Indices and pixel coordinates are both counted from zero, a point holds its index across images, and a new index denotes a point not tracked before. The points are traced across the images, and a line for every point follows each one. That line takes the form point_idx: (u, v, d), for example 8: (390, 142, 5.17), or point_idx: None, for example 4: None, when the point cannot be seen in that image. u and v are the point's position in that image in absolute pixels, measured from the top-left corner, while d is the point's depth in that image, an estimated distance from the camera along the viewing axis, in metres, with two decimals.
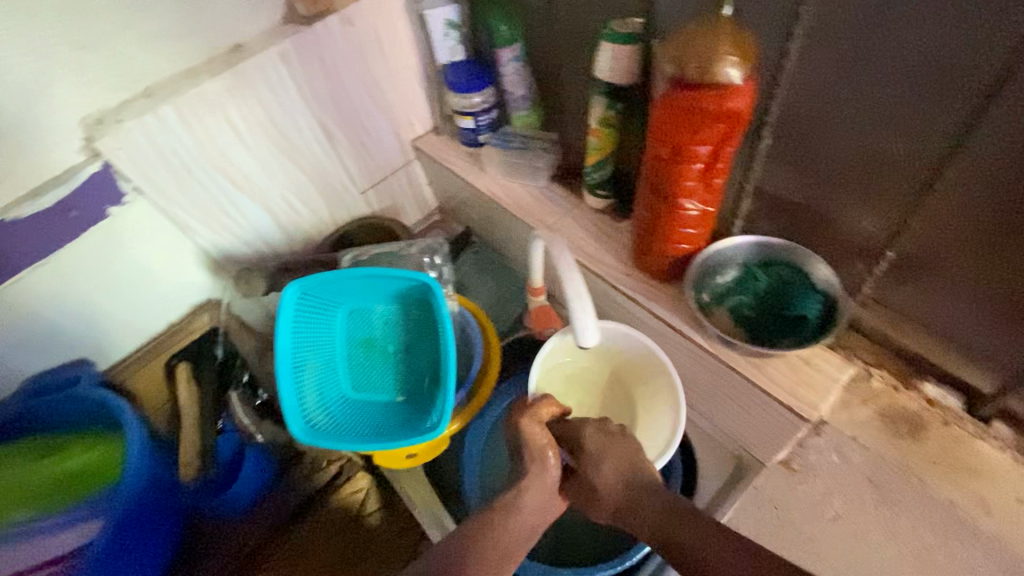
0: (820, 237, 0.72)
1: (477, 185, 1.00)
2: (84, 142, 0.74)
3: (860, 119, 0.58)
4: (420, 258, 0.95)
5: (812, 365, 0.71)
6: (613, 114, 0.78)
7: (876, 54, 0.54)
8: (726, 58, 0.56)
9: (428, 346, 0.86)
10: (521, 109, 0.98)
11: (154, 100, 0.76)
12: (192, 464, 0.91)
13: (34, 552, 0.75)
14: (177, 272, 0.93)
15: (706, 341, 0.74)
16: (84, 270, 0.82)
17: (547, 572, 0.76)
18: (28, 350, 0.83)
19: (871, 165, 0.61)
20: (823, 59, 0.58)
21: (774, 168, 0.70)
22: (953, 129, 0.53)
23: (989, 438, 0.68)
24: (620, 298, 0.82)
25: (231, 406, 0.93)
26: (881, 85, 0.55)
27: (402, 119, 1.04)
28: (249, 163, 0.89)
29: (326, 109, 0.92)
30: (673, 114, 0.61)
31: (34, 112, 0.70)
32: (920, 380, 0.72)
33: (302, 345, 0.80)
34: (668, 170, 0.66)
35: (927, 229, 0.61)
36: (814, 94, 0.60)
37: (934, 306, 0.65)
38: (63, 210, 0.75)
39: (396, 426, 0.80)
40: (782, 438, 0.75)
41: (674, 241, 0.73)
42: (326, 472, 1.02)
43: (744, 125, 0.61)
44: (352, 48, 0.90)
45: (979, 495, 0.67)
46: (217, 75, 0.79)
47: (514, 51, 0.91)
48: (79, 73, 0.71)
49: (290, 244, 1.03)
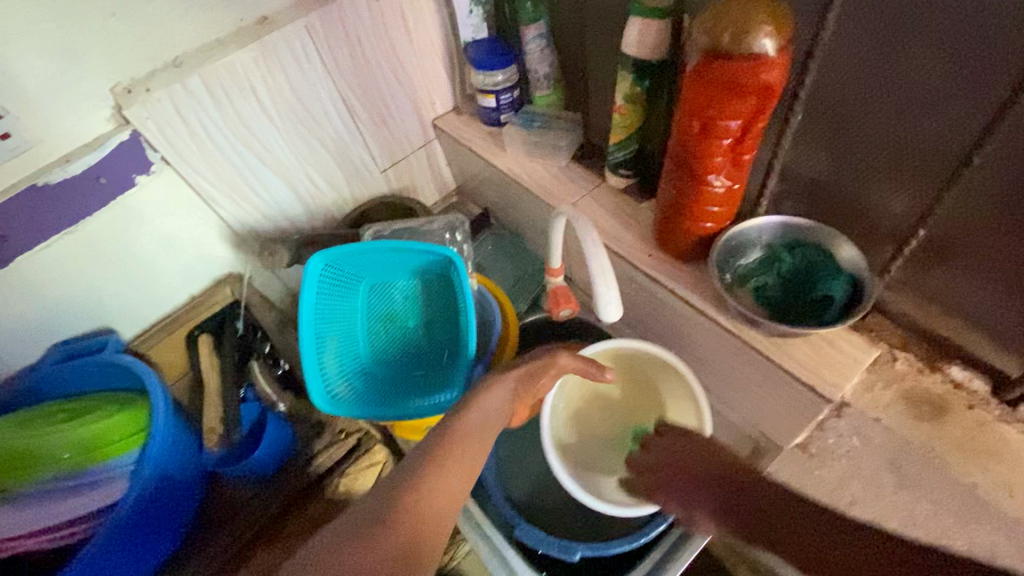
0: (847, 219, 0.71)
1: (497, 164, 1.00)
2: (114, 110, 0.75)
3: (895, 95, 0.57)
4: (441, 234, 0.96)
5: (835, 347, 0.70)
6: (638, 91, 0.78)
7: (914, 27, 0.53)
8: (761, 29, 0.56)
9: (448, 321, 0.87)
10: (543, 88, 0.99)
11: (182, 71, 0.77)
12: (217, 429, 0.91)
13: (64, 508, 0.77)
14: (201, 244, 0.94)
15: (728, 321, 0.73)
16: (112, 237, 0.83)
17: (563, 546, 0.75)
18: (56, 317, 0.84)
19: (903, 144, 0.60)
20: (859, 32, 0.57)
21: (801, 147, 0.69)
22: (992, 104, 0.52)
23: (1015, 423, 0.67)
24: (641, 278, 0.82)
25: (255, 376, 0.95)
26: (919, 59, 0.54)
27: (424, 96, 1.04)
28: (273, 137, 0.90)
29: (349, 85, 0.93)
30: (705, 87, 0.60)
31: (67, 78, 0.70)
32: (945, 363, 0.71)
33: (326, 316, 0.81)
34: (696, 145, 0.66)
35: (958, 210, 0.60)
36: (847, 69, 0.59)
37: (963, 290, 0.65)
38: (93, 177, 0.76)
39: (416, 399, 0.81)
40: (801, 420, 0.74)
41: (699, 219, 0.73)
42: (344, 444, 1.03)
43: (776, 99, 0.60)
44: (377, 23, 0.89)
45: (1003, 479, 0.65)
46: (243, 47, 0.79)
47: (538, 29, 0.91)
48: (110, 40, 0.71)
49: (311, 220, 1.04)
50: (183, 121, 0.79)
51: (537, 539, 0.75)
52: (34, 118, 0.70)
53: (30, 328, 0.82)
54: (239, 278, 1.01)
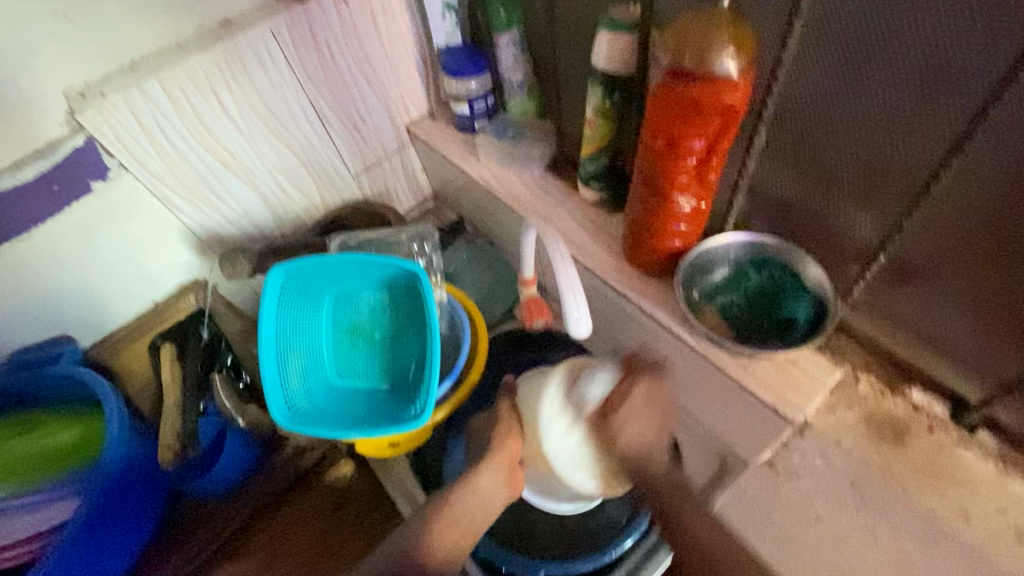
0: (814, 239, 0.70)
1: (470, 173, 0.98)
2: (67, 114, 0.72)
3: (861, 118, 0.57)
4: (409, 245, 0.95)
5: (799, 367, 0.70)
6: (608, 103, 0.77)
7: (880, 49, 0.52)
8: (723, 51, 0.55)
9: (414, 334, 0.85)
10: (517, 94, 0.97)
11: (140, 74, 0.74)
12: (172, 447, 0.85)
13: (6, 529, 0.74)
14: (165, 250, 0.91)
15: (694, 340, 0.72)
16: (68, 245, 0.81)
17: (526, 563, 0.77)
18: (11, 324, 0.81)
19: (869, 166, 0.59)
20: (825, 53, 0.56)
21: (771, 165, 0.68)
22: (954, 131, 0.52)
23: (974, 446, 0.67)
24: (610, 293, 0.81)
25: (214, 389, 0.91)
26: (887, 84, 0.53)
27: (397, 102, 1.02)
28: (239, 143, 0.87)
29: (319, 91, 0.90)
30: (668, 105, 0.59)
31: (18, 81, 0.68)
32: (907, 386, 0.71)
33: (287, 330, 0.79)
34: (661, 164, 0.65)
35: (924, 235, 0.59)
36: (816, 91, 0.59)
37: (926, 313, 0.64)
38: (45, 183, 0.73)
39: (379, 415, 0.80)
40: (766, 438, 0.74)
41: (665, 236, 0.72)
42: (310, 456, 1.05)
43: (739, 120, 0.59)
44: (346, 27, 0.87)
45: (959, 503, 0.65)
46: (205, 50, 0.76)
47: (512, 37, 0.89)
48: (62, 43, 0.69)
49: (280, 227, 1.01)
50: (142, 127, 0.76)
51: (498, 552, 0.77)
52: None
53: None
54: (204, 285, 0.98)
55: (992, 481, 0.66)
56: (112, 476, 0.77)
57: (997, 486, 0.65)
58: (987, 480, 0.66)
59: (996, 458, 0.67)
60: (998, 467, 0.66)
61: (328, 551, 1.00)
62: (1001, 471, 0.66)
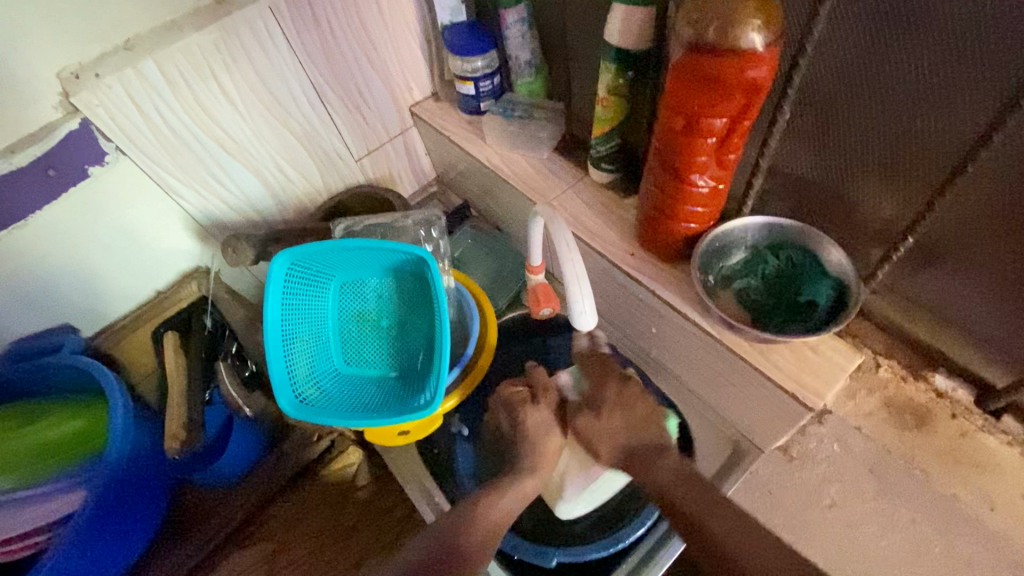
0: (836, 221, 0.68)
1: (477, 156, 0.96)
2: (61, 97, 0.70)
3: (892, 94, 0.54)
4: (416, 231, 0.93)
5: (818, 353, 0.68)
6: (621, 82, 0.73)
7: (915, 20, 0.49)
8: (750, 22, 0.52)
9: (423, 321, 0.84)
10: (524, 75, 0.94)
11: (134, 54, 0.71)
12: (178, 439, 0.84)
13: (10, 524, 0.72)
14: (165, 237, 0.89)
15: (709, 325, 0.71)
16: (66, 233, 0.78)
17: (539, 553, 0.75)
18: (12, 315, 0.79)
19: (897, 145, 0.57)
20: (855, 24, 0.53)
21: (792, 145, 0.66)
22: (992, 107, 0.49)
23: (996, 433, 0.67)
24: (622, 278, 0.79)
25: (220, 378, 0.89)
26: (921, 58, 0.50)
27: (400, 82, 0.99)
28: (239, 126, 0.84)
29: (320, 71, 0.87)
30: (689, 81, 0.57)
31: (7, 60, 0.65)
32: (931, 372, 0.69)
33: (293, 318, 0.78)
34: (680, 143, 0.62)
35: (954, 217, 0.57)
36: (843, 64, 0.56)
37: (952, 297, 0.62)
38: (40, 169, 0.71)
39: (388, 403, 0.78)
40: (781, 424, 0.73)
41: (682, 219, 0.70)
42: (317, 446, 1.04)
43: (763, 97, 0.57)
44: (346, 4, 0.83)
45: (983, 491, 0.66)
46: (201, 28, 0.73)
47: (519, 13, 0.86)
48: (51, 21, 0.65)
49: (282, 212, 0.99)
50: (139, 110, 0.74)
51: (517, 545, 0.75)
52: None
53: None
54: (206, 273, 0.96)
55: (1014, 465, 0.65)
56: (117, 466, 0.76)
57: (1021, 472, 0.65)
58: (1010, 465, 0.66)
59: (1020, 444, 0.66)
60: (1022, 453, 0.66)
61: (339, 539, 1.00)
62: None
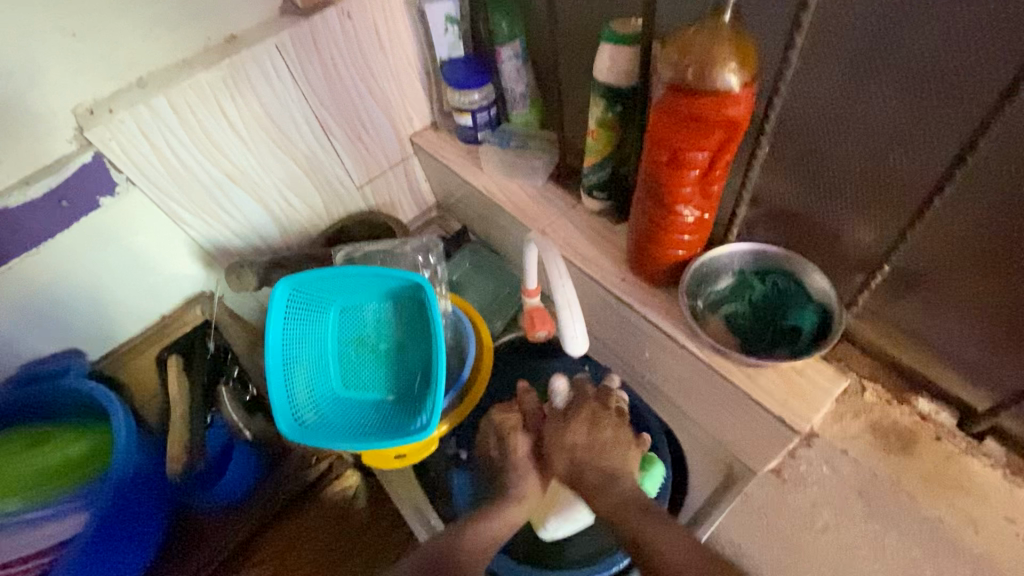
0: (818, 248, 0.70)
1: (474, 183, 0.99)
2: (76, 132, 0.73)
3: (864, 130, 0.57)
4: (415, 257, 0.95)
5: (805, 376, 0.70)
6: (610, 115, 0.77)
7: (881, 62, 0.52)
8: (726, 64, 0.55)
9: (420, 345, 0.86)
10: (520, 108, 0.98)
11: (147, 91, 0.75)
12: (181, 457, 0.86)
13: (13, 545, 0.74)
14: (172, 263, 0.92)
15: (698, 349, 0.72)
16: (75, 260, 0.81)
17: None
18: (21, 339, 0.82)
19: (871, 177, 0.59)
20: (825, 66, 0.56)
21: (774, 175, 0.68)
22: (957, 143, 0.52)
23: (980, 455, 0.68)
24: (614, 302, 0.82)
25: (222, 402, 0.92)
26: (889, 96, 0.53)
27: (401, 113, 1.03)
28: (245, 156, 0.88)
29: (323, 104, 0.91)
30: (672, 118, 0.60)
31: (27, 100, 0.68)
32: (915, 395, 0.71)
33: (294, 342, 0.80)
34: (665, 175, 0.65)
35: (928, 244, 0.59)
36: (817, 102, 0.59)
37: (931, 322, 0.64)
38: (54, 200, 0.74)
39: (385, 426, 0.80)
40: (771, 447, 0.74)
41: (669, 247, 0.72)
42: (316, 468, 1.05)
43: (742, 132, 0.60)
44: (349, 41, 0.88)
45: (968, 514, 0.66)
46: (211, 66, 0.77)
47: (514, 49, 0.90)
48: (70, 62, 0.70)
49: (285, 238, 1.02)
50: (150, 143, 0.77)
51: (510, 570, 0.77)
52: None
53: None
54: (210, 297, 0.98)
55: (999, 489, 0.66)
56: (118, 490, 0.78)
57: (1007, 495, 0.66)
58: (996, 489, 0.66)
59: (1004, 468, 0.67)
60: (1006, 476, 0.66)
61: (339, 563, 1.01)
62: (1010, 480, 0.66)
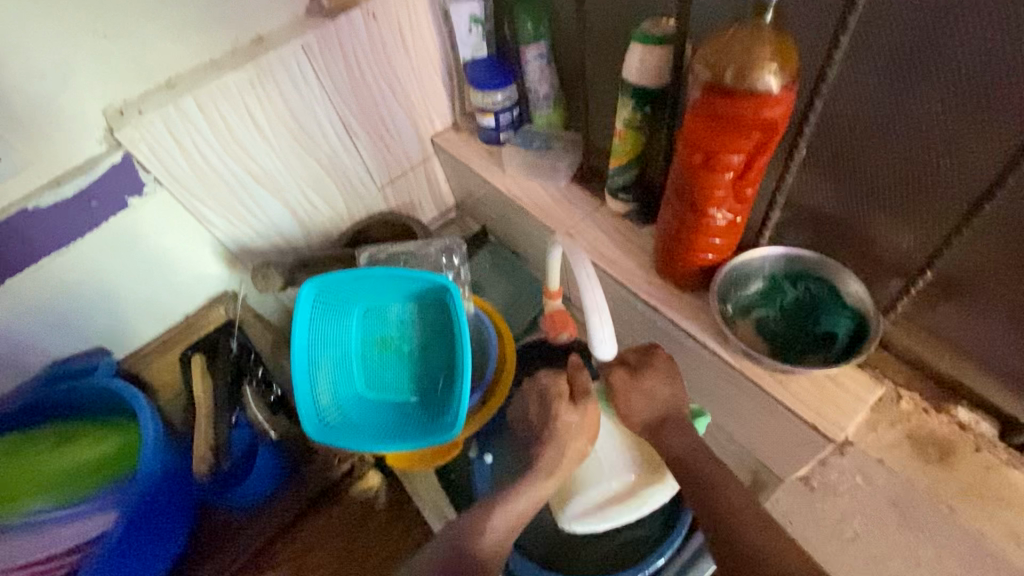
0: (853, 253, 0.69)
1: (496, 184, 0.98)
2: (106, 132, 0.74)
3: (906, 132, 0.56)
4: (437, 258, 0.95)
5: (838, 384, 0.69)
6: (639, 116, 0.76)
7: (928, 62, 0.51)
8: (764, 66, 0.54)
9: (444, 347, 0.86)
10: (543, 109, 0.97)
11: (176, 92, 0.75)
12: (206, 459, 0.86)
13: (45, 541, 0.74)
14: (196, 263, 0.93)
15: (728, 355, 0.71)
16: (104, 259, 0.82)
17: None
18: (49, 338, 0.83)
19: (913, 182, 0.58)
20: (867, 66, 0.55)
21: (809, 178, 0.67)
22: (1007, 146, 0.50)
23: (1022, 467, 0.66)
24: (641, 306, 0.81)
25: (247, 402, 0.92)
26: (934, 99, 0.52)
27: (423, 114, 1.02)
28: (270, 157, 0.88)
29: (347, 104, 0.91)
30: (706, 120, 0.59)
31: (59, 101, 0.69)
32: (953, 404, 0.70)
33: (318, 344, 0.80)
34: (697, 178, 0.64)
35: (972, 249, 0.58)
36: (856, 104, 0.58)
37: (974, 330, 0.63)
38: (84, 200, 0.74)
39: (409, 428, 0.80)
40: (803, 455, 0.72)
41: (699, 250, 0.71)
42: (338, 469, 1.04)
43: (779, 135, 0.59)
44: (374, 42, 0.87)
45: (1010, 527, 0.64)
46: (238, 67, 0.77)
47: (539, 49, 0.89)
48: (102, 64, 0.70)
49: (308, 239, 1.02)
50: (178, 143, 0.77)
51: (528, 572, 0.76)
52: (26, 143, 0.69)
53: (24, 347, 0.81)
54: (233, 297, 0.99)
55: None
56: (145, 488, 0.78)
57: None
58: None
59: None
60: None
61: (356, 566, 1.01)
62: None
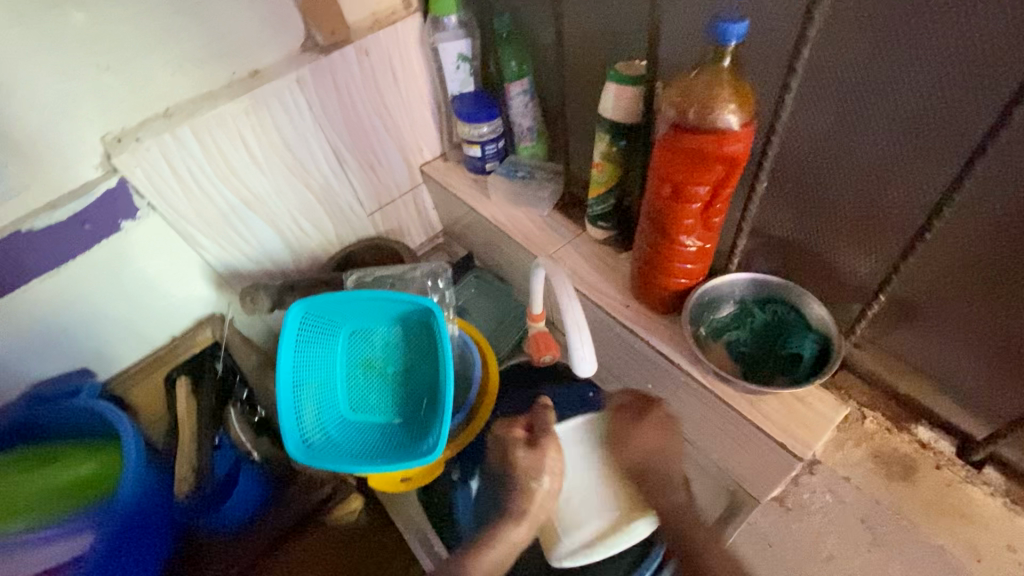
0: (817, 279, 0.73)
1: (481, 212, 1.02)
2: (103, 158, 0.77)
3: (856, 167, 0.60)
4: (423, 281, 0.98)
5: (806, 404, 0.72)
6: (615, 150, 0.81)
7: (871, 106, 0.56)
8: (725, 105, 0.59)
9: (428, 368, 0.87)
10: (527, 139, 1.01)
11: (173, 121, 0.78)
12: (186, 480, 0.89)
13: (23, 564, 0.74)
14: (185, 285, 0.94)
15: (701, 375, 0.74)
16: (94, 280, 0.83)
17: None
18: (35, 357, 0.83)
19: (863, 212, 0.63)
20: (820, 107, 0.60)
21: (773, 208, 0.72)
22: (945, 181, 0.55)
23: (981, 484, 0.69)
24: (618, 328, 0.84)
25: (230, 423, 0.96)
26: (879, 138, 0.57)
27: (412, 143, 1.07)
28: (261, 183, 0.91)
29: (338, 134, 0.95)
30: (674, 154, 0.63)
31: (58, 127, 0.72)
32: (913, 423, 0.73)
33: (304, 365, 0.81)
34: (668, 207, 0.68)
35: (921, 275, 0.62)
36: (812, 141, 0.62)
37: (929, 351, 0.67)
38: (77, 222, 0.77)
39: (393, 448, 0.81)
40: (776, 475, 0.74)
41: (672, 275, 0.75)
42: (319, 492, 1.00)
43: (741, 168, 0.63)
44: (366, 76, 0.92)
45: (969, 541, 0.66)
46: (235, 99, 0.81)
47: (523, 85, 0.94)
48: (103, 94, 0.73)
49: (296, 262, 1.04)
50: (173, 169, 0.80)
51: None
52: (24, 167, 0.71)
53: (8, 367, 0.81)
54: (221, 319, 1.00)
55: (1000, 517, 0.67)
56: (126, 508, 0.78)
57: (1009, 524, 0.66)
58: (996, 516, 0.67)
59: (1004, 496, 0.68)
60: (1007, 504, 0.67)
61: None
62: (1010, 508, 0.67)
